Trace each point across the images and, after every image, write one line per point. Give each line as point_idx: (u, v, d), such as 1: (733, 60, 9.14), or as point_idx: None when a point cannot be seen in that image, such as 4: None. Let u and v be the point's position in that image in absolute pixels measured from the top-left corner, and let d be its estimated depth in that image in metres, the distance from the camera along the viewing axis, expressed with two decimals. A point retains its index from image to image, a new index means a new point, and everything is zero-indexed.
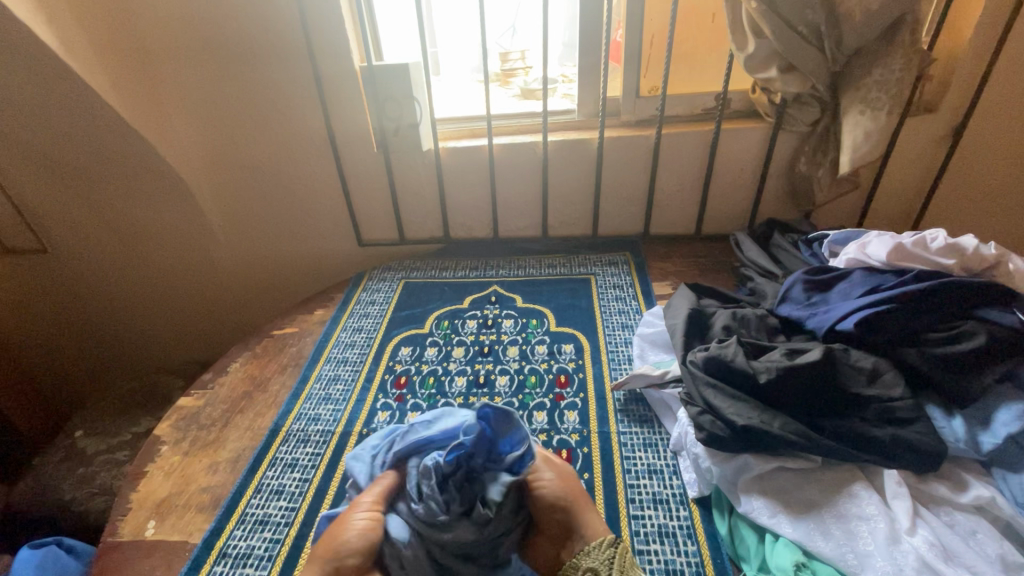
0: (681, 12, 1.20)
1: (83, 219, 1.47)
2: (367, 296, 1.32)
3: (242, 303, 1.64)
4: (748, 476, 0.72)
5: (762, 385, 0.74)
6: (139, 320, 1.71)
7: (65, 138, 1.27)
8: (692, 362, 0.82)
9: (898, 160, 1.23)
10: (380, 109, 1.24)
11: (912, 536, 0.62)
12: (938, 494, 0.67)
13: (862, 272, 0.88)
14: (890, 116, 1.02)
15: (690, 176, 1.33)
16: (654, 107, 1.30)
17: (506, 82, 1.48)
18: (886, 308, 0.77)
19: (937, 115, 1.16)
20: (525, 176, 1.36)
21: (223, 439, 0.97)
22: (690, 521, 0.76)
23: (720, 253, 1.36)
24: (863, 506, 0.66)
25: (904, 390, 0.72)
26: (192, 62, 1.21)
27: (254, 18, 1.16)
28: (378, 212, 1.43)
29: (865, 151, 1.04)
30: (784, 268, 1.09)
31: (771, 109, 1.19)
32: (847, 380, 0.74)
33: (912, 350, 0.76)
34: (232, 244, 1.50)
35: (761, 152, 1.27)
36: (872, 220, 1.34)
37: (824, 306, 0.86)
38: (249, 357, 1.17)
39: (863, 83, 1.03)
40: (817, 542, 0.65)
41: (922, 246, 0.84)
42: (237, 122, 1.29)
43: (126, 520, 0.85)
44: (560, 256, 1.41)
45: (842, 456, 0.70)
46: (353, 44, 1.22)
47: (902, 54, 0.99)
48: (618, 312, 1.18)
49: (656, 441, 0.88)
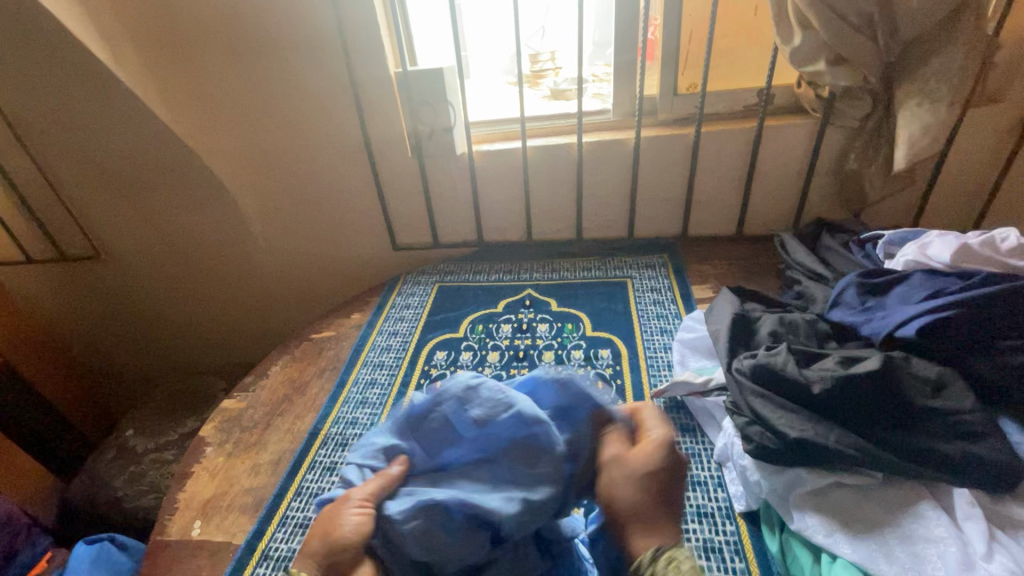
0: (722, 6, 1.16)
1: (133, 227, 1.54)
2: (402, 300, 1.33)
3: (281, 307, 1.68)
4: (801, 491, 0.68)
5: (816, 396, 0.70)
6: (185, 324, 1.77)
7: (116, 149, 1.33)
8: (738, 370, 0.79)
9: (958, 154, 1.16)
10: (415, 114, 1.25)
11: (988, 563, 0.57)
12: (1018, 517, 0.61)
13: (923, 274, 0.83)
14: (951, 108, 0.96)
15: (731, 175, 1.28)
16: (692, 105, 1.26)
17: (539, 84, 1.47)
18: (952, 314, 0.72)
19: (1003, 105, 1.09)
20: (559, 178, 1.35)
21: (265, 441, 0.99)
22: (739, 537, 0.73)
23: (762, 254, 1.31)
24: (932, 528, 0.62)
25: (974, 401, 0.67)
26: (233, 72, 1.24)
27: (292, 28, 1.19)
28: (412, 216, 1.44)
29: (924, 146, 0.98)
30: (834, 271, 1.03)
31: (818, 104, 1.13)
32: (910, 391, 0.69)
33: (981, 358, 0.71)
34: (272, 250, 1.54)
35: (807, 149, 1.22)
36: (929, 219, 1.26)
37: (881, 311, 0.81)
38: (288, 360, 1.19)
39: (921, 74, 0.97)
40: (881, 564, 0.61)
41: (991, 247, 0.78)
42: (276, 130, 1.32)
43: (173, 520, 0.87)
44: (595, 259, 1.38)
45: (906, 472, 0.65)
46: (389, 50, 1.23)
47: (964, 42, 0.93)
48: (657, 316, 1.14)
49: (700, 451, 0.85)
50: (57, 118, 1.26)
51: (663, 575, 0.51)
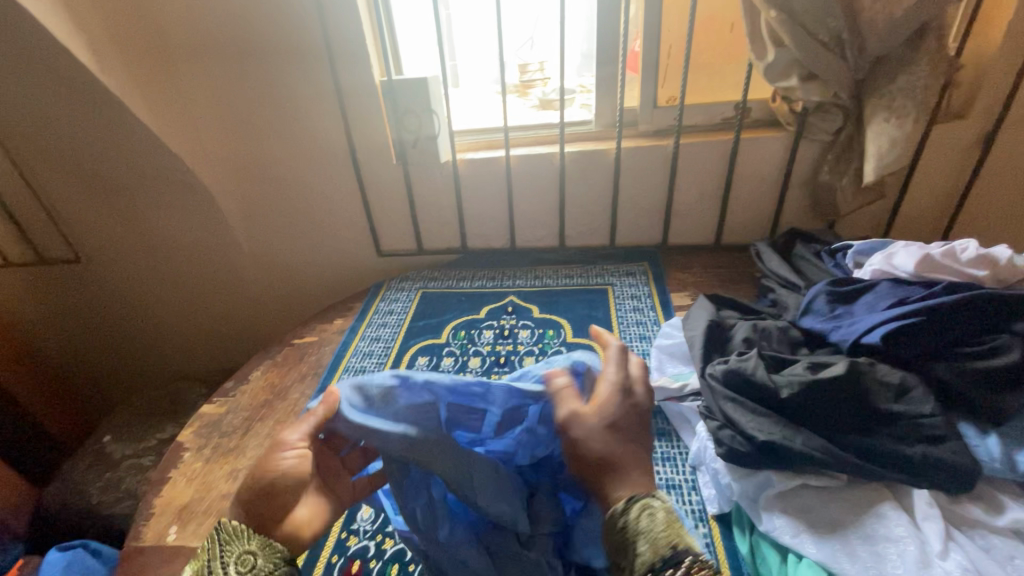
0: (699, 22, 1.19)
1: (114, 231, 1.53)
2: (385, 305, 1.34)
3: (264, 312, 1.68)
4: (770, 492, 0.70)
5: (784, 400, 0.73)
6: (167, 329, 1.75)
7: (99, 154, 1.33)
8: (711, 375, 0.81)
9: (926, 168, 1.20)
10: (401, 122, 1.27)
11: (944, 560, 0.59)
12: (972, 516, 0.64)
13: (889, 282, 0.86)
14: (917, 123, 1.00)
15: (709, 186, 1.32)
16: (672, 117, 1.30)
17: (525, 94, 1.50)
18: (913, 321, 0.75)
19: (966, 122, 1.13)
20: (543, 187, 1.37)
21: (244, 446, 0.99)
22: (711, 539, 0.74)
23: (740, 263, 1.34)
24: (892, 527, 0.64)
25: (934, 406, 0.70)
26: (220, 77, 1.25)
27: (278, 36, 1.20)
28: (397, 222, 1.45)
29: (891, 160, 1.01)
30: (807, 279, 1.06)
31: (792, 118, 1.17)
32: (874, 395, 0.72)
33: (941, 364, 0.74)
34: (255, 255, 1.54)
35: (782, 162, 1.25)
36: (900, 231, 1.30)
37: (849, 319, 0.84)
38: (270, 365, 1.19)
39: (888, 90, 1.01)
40: (843, 563, 0.62)
41: (952, 258, 0.82)
42: (261, 136, 1.32)
43: (149, 525, 0.86)
44: (578, 266, 1.40)
45: (870, 474, 0.67)
46: (375, 59, 1.25)
47: (927, 61, 0.97)
48: (636, 323, 1.16)
49: (675, 455, 0.86)
50: (38, 121, 1.25)
51: (638, 523, 0.54)
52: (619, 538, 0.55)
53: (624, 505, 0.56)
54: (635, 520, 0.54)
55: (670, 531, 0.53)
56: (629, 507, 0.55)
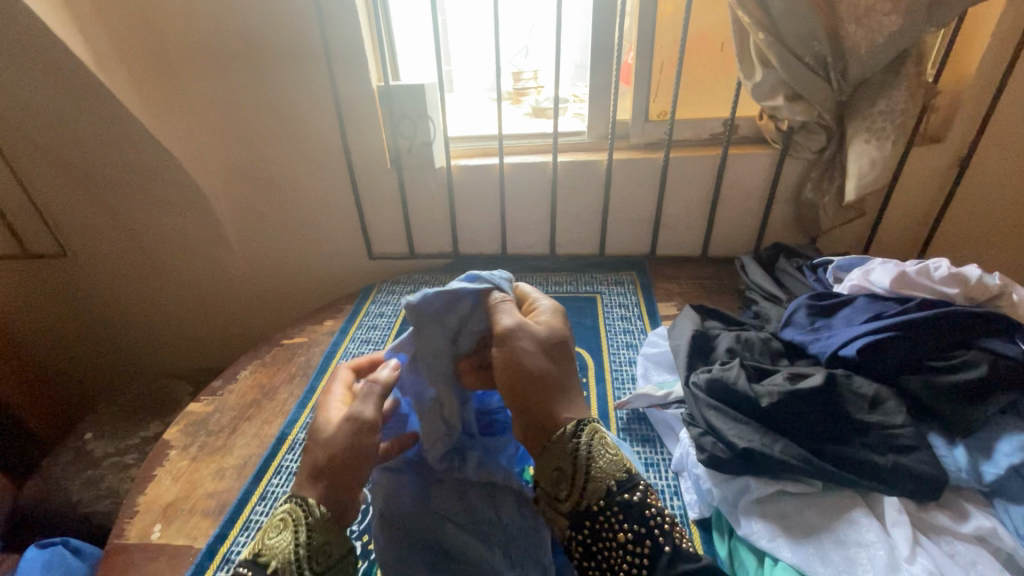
0: (691, 40, 1.23)
1: (104, 226, 1.52)
2: (376, 307, 1.35)
3: (253, 312, 1.67)
4: (748, 498, 0.72)
5: (764, 408, 0.75)
6: (154, 326, 1.74)
7: (90, 149, 1.32)
8: (695, 383, 0.83)
9: (903, 188, 1.24)
10: (396, 127, 1.28)
11: (911, 564, 0.62)
12: (939, 523, 0.67)
13: (866, 298, 0.89)
14: (896, 146, 1.04)
15: (697, 199, 1.35)
16: (662, 131, 1.33)
17: (518, 101, 1.52)
18: (888, 334, 0.78)
19: (943, 145, 1.18)
20: (535, 196, 1.39)
21: (231, 445, 0.99)
22: (691, 543, 0.76)
23: (725, 275, 1.37)
24: (864, 533, 0.66)
25: (905, 417, 0.73)
26: (218, 76, 1.26)
27: (277, 37, 1.21)
28: (389, 225, 1.46)
29: (871, 179, 1.05)
30: (789, 293, 1.09)
31: (778, 136, 1.21)
32: (849, 406, 0.74)
33: (914, 377, 0.77)
34: (246, 254, 1.53)
35: (767, 178, 1.29)
36: (879, 247, 1.35)
37: (827, 332, 0.87)
38: (258, 365, 1.19)
39: (869, 113, 1.05)
40: (816, 566, 0.65)
41: (926, 275, 0.85)
42: (256, 136, 1.33)
43: (133, 523, 0.86)
44: (567, 274, 1.43)
45: (844, 482, 0.70)
46: (372, 63, 1.26)
47: (906, 86, 1.01)
48: (623, 331, 1.19)
49: (658, 461, 0.89)
50: (29, 112, 1.24)
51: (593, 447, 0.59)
52: (570, 465, 0.59)
53: (573, 429, 0.61)
54: (587, 449, 0.59)
55: (619, 454, 0.60)
56: (578, 430, 0.61)
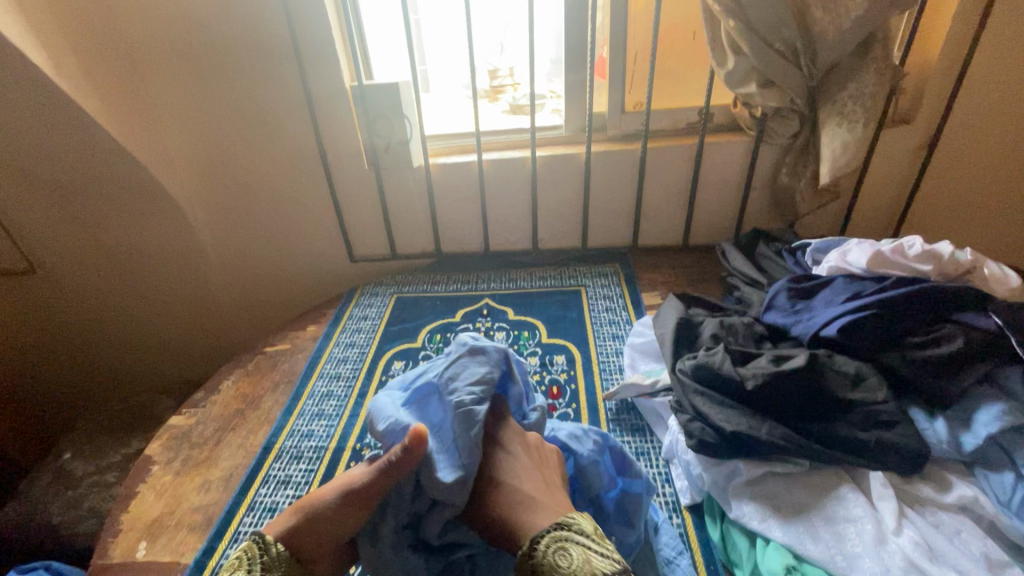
0: (664, 31, 1.24)
1: (74, 240, 1.47)
2: (359, 310, 1.33)
3: (232, 321, 1.64)
4: (738, 480, 0.73)
5: (749, 391, 0.76)
6: (131, 342, 1.70)
7: (54, 160, 1.28)
8: (682, 370, 0.84)
9: (876, 171, 1.27)
10: (371, 127, 1.26)
11: (898, 536, 0.63)
12: (924, 495, 0.68)
13: (844, 279, 0.91)
14: (867, 128, 1.05)
15: (676, 188, 1.36)
16: (639, 122, 1.33)
17: (495, 98, 1.50)
18: (867, 313, 0.79)
19: (912, 127, 1.21)
20: (515, 191, 1.38)
21: (216, 457, 0.97)
22: (684, 529, 0.77)
23: (706, 262, 1.39)
24: (851, 508, 0.67)
25: (887, 393, 0.74)
26: (184, 81, 1.23)
27: (245, 39, 1.19)
28: (369, 227, 1.44)
29: (844, 162, 1.07)
30: (769, 277, 1.11)
31: (752, 122, 1.22)
32: (831, 384, 0.76)
33: (893, 354, 0.78)
34: (224, 261, 1.50)
35: (744, 165, 1.30)
36: (855, 229, 1.37)
37: (809, 313, 0.88)
38: (241, 374, 1.17)
39: (839, 97, 1.07)
40: (807, 545, 0.66)
41: (901, 253, 0.87)
42: (228, 141, 1.30)
43: (117, 542, 0.84)
44: (551, 269, 1.43)
45: (830, 460, 0.71)
46: (344, 64, 1.24)
47: (874, 68, 1.03)
48: (610, 323, 1.19)
49: (649, 450, 0.89)
50: None
51: (546, 560, 0.57)
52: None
53: (530, 548, 0.58)
54: (544, 558, 0.57)
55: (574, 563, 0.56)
56: (534, 548, 0.58)
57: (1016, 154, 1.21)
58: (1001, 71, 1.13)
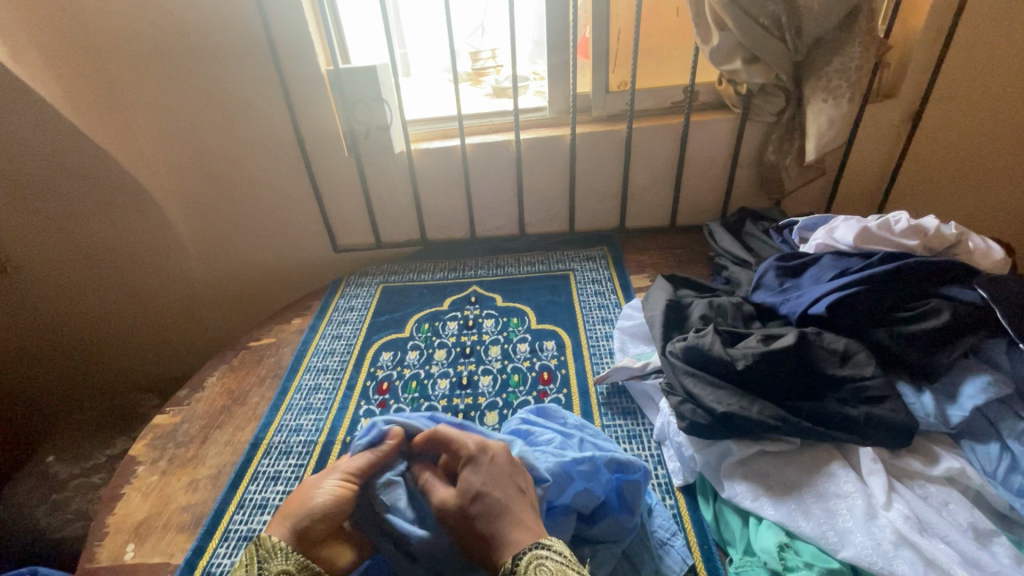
0: (647, 8, 1.21)
1: (43, 237, 1.42)
2: (345, 302, 1.30)
3: (215, 316, 1.62)
4: (730, 461, 0.73)
5: (740, 371, 0.76)
6: (112, 342, 1.66)
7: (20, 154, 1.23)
8: (672, 352, 0.83)
9: (860, 146, 1.27)
10: (351, 112, 1.23)
11: (888, 511, 0.64)
12: (912, 468, 0.69)
13: (831, 256, 0.90)
14: (852, 103, 1.05)
15: (662, 169, 1.34)
16: (624, 101, 1.31)
17: (478, 82, 1.47)
18: (855, 290, 0.79)
19: (896, 101, 1.20)
20: (500, 175, 1.36)
21: (202, 456, 0.95)
22: (677, 509, 0.77)
23: (694, 243, 1.38)
24: (842, 485, 0.68)
25: (875, 368, 0.74)
26: (151, 70, 1.18)
27: (213, 23, 1.14)
28: (353, 216, 1.41)
29: (830, 138, 1.06)
30: (756, 256, 1.11)
31: (737, 100, 1.21)
32: (821, 362, 0.76)
33: (881, 329, 0.78)
34: (203, 255, 1.46)
35: (729, 143, 1.29)
36: (840, 205, 1.37)
37: (797, 291, 0.88)
38: (225, 370, 1.14)
39: (824, 72, 1.06)
40: (799, 522, 0.66)
41: (888, 230, 0.86)
42: (201, 132, 1.26)
43: (103, 545, 0.82)
44: (537, 253, 1.41)
45: (819, 437, 0.72)
46: (318, 47, 1.20)
47: (859, 41, 1.01)
48: (598, 307, 1.18)
49: (640, 433, 0.89)
50: None
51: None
52: None
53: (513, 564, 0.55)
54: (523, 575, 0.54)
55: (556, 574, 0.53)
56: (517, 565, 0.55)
57: (998, 124, 1.21)
58: (986, 43, 1.12)
